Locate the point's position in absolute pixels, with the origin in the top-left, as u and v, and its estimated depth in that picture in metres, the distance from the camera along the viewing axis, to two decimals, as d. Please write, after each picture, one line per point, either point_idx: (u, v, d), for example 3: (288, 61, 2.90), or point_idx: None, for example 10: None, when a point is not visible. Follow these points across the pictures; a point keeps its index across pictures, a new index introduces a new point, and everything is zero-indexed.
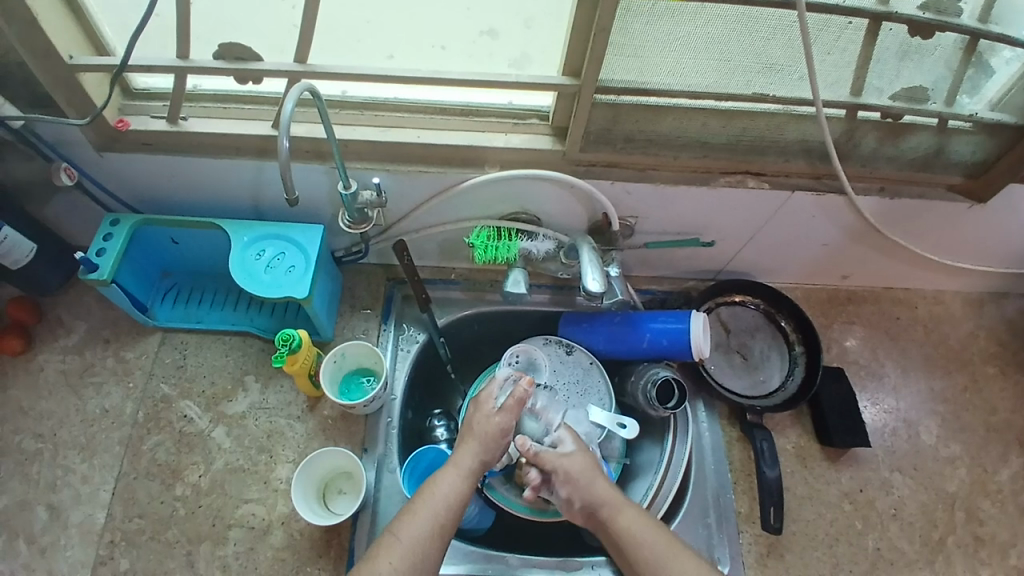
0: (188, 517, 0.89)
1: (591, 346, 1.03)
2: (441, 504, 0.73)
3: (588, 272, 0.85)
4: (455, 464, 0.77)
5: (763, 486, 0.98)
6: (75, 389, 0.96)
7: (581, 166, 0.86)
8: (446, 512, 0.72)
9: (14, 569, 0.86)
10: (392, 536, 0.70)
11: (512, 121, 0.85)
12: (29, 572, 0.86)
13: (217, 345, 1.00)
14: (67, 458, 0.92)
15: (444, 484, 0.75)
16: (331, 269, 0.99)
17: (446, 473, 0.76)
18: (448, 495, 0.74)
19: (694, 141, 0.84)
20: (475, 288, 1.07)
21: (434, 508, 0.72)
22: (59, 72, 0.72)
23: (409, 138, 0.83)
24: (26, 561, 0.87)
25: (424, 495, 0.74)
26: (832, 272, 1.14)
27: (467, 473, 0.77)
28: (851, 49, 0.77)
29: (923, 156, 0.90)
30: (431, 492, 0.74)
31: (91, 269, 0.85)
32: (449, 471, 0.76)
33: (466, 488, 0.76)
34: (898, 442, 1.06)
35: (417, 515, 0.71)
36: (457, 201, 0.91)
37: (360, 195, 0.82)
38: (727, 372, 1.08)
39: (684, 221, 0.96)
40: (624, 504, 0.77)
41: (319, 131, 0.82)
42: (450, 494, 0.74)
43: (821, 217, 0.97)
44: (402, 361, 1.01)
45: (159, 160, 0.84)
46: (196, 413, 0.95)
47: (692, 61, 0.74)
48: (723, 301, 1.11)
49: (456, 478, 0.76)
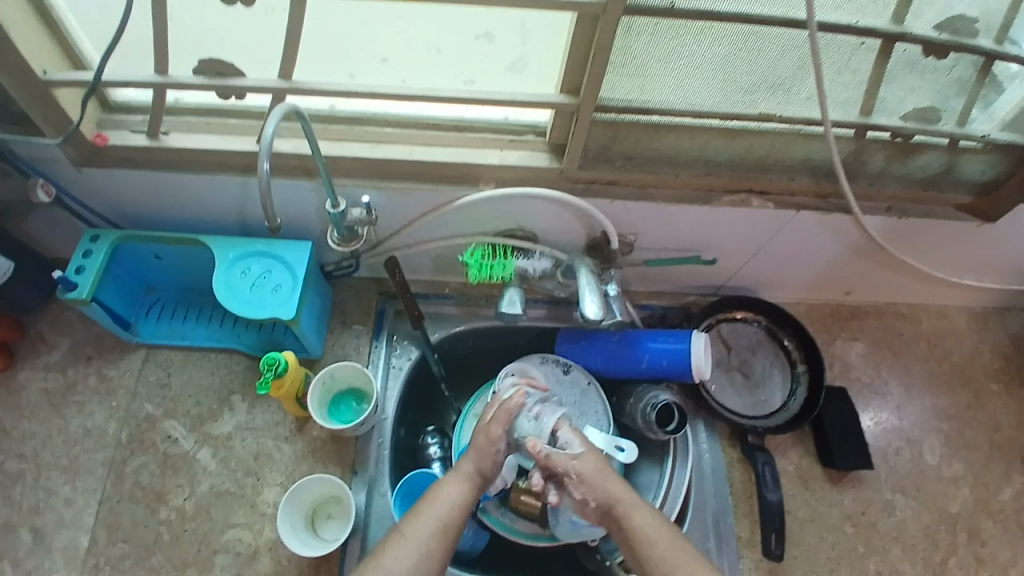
0: (173, 542, 0.86)
1: (589, 365, 1.00)
2: (447, 509, 0.71)
3: (586, 295, 0.82)
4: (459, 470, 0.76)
5: (765, 509, 0.96)
6: (58, 409, 0.93)
7: (580, 183, 0.83)
8: (449, 515, 0.71)
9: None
10: (396, 535, 0.69)
11: (508, 137, 0.82)
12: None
13: (203, 362, 0.97)
14: (50, 481, 0.89)
15: (449, 491, 0.73)
16: (320, 284, 0.96)
17: (449, 479, 0.75)
18: (451, 502, 0.72)
19: (697, 159, 0.81)
20: (469, 303, 1.04)
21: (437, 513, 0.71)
22: (35, 91, 0.69)
23: (401, 154, 0.80)
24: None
25: (428, 502, 0.72)
26: (836, 287, 1.11)
27: (470, 481, 0.75)
28: (860, 71, 0.74)
29: (932, 174, 0.87)
30: (434, 498, 0.72)
31: (69, 288, 0.82)
32: (452, 479, 0.75)
33: (469, 496, 0.74)
34: (901, 462, 1.04)
35: (423, 517, 0.70)
36: (450, 217, 0.88)
37: (350, 212, 0.79)
38: (728, 391, 1.05)
39: (685, 238, 0.93)
40: (637, 502, 0.74)
41: (304, 147, 0.79)
42: (452, 502, 0.72)
43: (826, 235, 0.94)
44: (394, 379, 0.99)
45: (140, 176, 0.81)
46: (182, 433, 0.92)
47: (697, 80, 0.71)
48: (724, 317, 1.09)
49: (460, 484, 0.74)
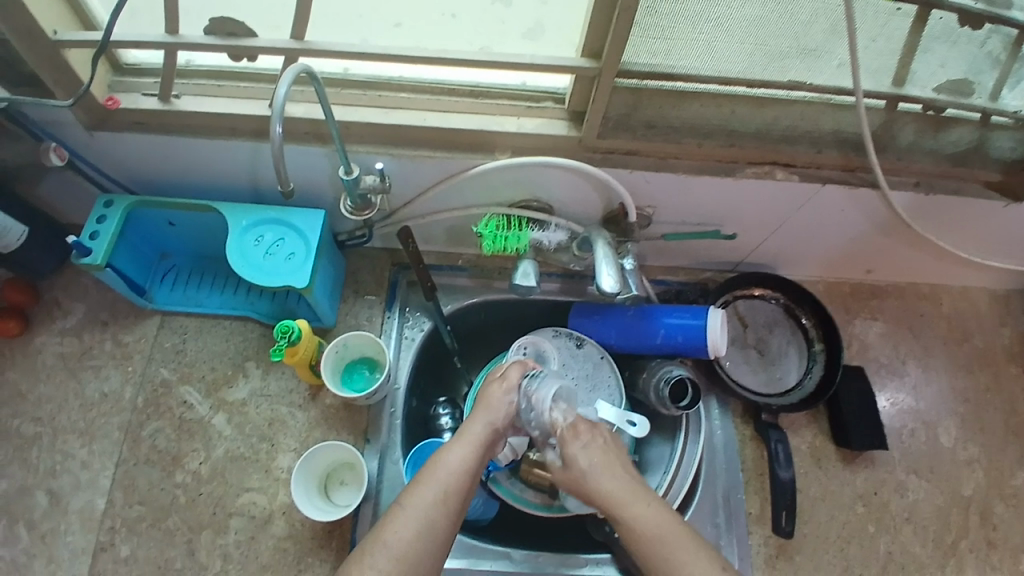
0: (188, 504, 0.88)
1: (602, 340, 0.99)
2: (449, 477, 0.66)
3: (603, 268, 0.81)
4: (465, 437, 0.72)
5: (776, 487, 0.95)
6: (75, 373, 0.95)
7: (598, 153, 0.81)
8: (452, 485, 0.66)
9: (17, 553, 0.86)
10: (398, 507, 0.64)
11: (525, 104, 0.79)
12: (32, 557, 0.86)
13: (217, 329, 0.97)
14: (67, 443, 0.91)
15: (454, 458, 0.69)
16: (333, 253, 0.95)
17: (454, 447, 0.70)
18: (458, 469, 0.68)
19: (721, 129, 0.78)
20: (482, 275, 1.03)
21: (443, 482, 0.66)
22: (43, 51, 0.67)
23: (415, 121, 0.78)
24: (29, 546, 0.86)
25: (431, 469, 0.67)
26: (858, 265, 1.08)
27: (479, 445, 0.71)
28: (896, 36, 0.71)
29: (965, 149, 0.84)
30: (439, 466, 0.68)
31: (84, 253, 0.82)
32: (458, 444, 0.71)
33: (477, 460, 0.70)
34: (916, 444, 1.03)
35: (425, 488, 0.65)
36: (464, 187, 0.86)
37: (362, 180, 0.78)
38: (743, 369, 1.04)
39: (705, 211, 0.91)
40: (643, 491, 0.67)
41: (316, 113, 0.77)
42: (458, 466, 0.68)
43: (851, 210, 0.91)
44: (407, 349, 0.98)
45: (151, 140, 0.80)
46: (197, 399, 0.93)
47: (725, 44, 0.68)
48: (741, 294, 1.07)
49: (466, 450, 0.70)
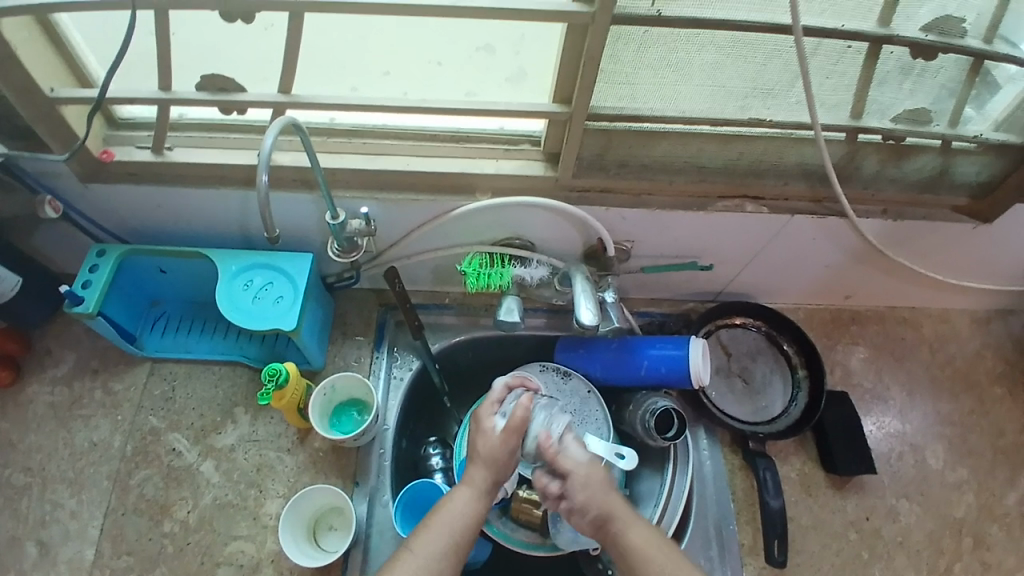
0: (176, 554, 0.87)
1: (588, 373, 1.00)
2: (457, 526, 0.71)
3: (582, 301, 0.83)
4: (470, 481, 0.75)
5: (767, 515, 0.95)
6: (65, 422, 0.94)
7: (575, 192, 0.84)
8: (459, 535, 0.70)
9: None
10: (404, 553, 0.68)
11: (504, 147, 0.83)
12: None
13: (206, 375, 0.98)
14: (56, 494, 0.90)
15: (459, 503, 0.73)
16: (321, 296, 0.97)
17: (461, 491, 0.74)
18: (460, 513, 0.72)
19: (690, 166, 0.82)
20: (469, 313, 1.05)
21: (448, 529, 0.70)
22: (41, 108, 0.71)
23: (398, 165, 0.81)
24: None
25: (439, 512, 0.72)
26: (836, 292, 1.11)
27: (482, 488, 0.75)
28: (850, 74, 0.76)
29: (928, 176, 0.88)
30: (446, 511, 0.72)
31: (76, 302, 0.83)
32: (462, 489, 0.75)
33: (480, 503, 0.74)
34: (904, 468, 1.03)
35: (430, 537, 0.69)
36: (448, 228, 0.89)
37: (349, 224, 0.81)
38: (729, 399, 1.05)
39: (681, 245, 0.94)
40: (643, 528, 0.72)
41: (303, 160, 0.81)
42: (461, 511, 0.72)
43: (822, 239, 0.95)
44: (395, 389, 0.99)
45: (144, 191, 0.83)
46: (186, 445, 0.93)
47: (687, 88, 0.72)
48: (723, 323, 1.09)
49: (468, 493, 0.74)
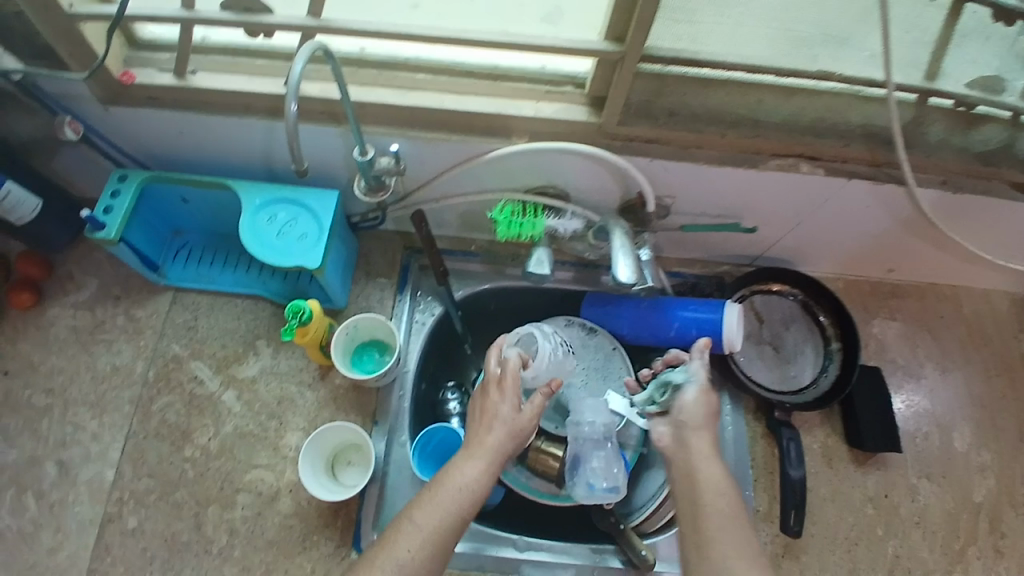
0: (197, 479, 0.89)
1: (614, 331, 0.98)
2: (455, 495, 0.66)
3: (619, 258, 0.79)
4: (479, 450, 0.70)
5: (786, 486, 0.94)
6: (88, 345, 0.95)
7: (618, 140, 0.78)
8: (459, 505, 0.65)
9: (22, 523, 0.86)
10: (410, 519, 0.64)
11: (544, 87, 0.77)
12: (38, 527, 0.86)
13: (229, 307, 0.98)
14: (77, 416, 0.92)
15: (464, 474, 0.68)
16: (345, 234, 0.94)
17: (466, 459, 0.69)
18: (464, 487, 0.67)
19: (745, 119, 0.76)
20: (494, 261, 1.03)
21: (453, 502, 0.66)
22: (62, 25, 0.67)
23: (432, 102, 0.76)
24: (35, 517, 0.87)
25: (443, 483, 0.67)
26: (878, 263, 1.06)
27: (490, 459, 0.69)
28: (929, 30, 0.71)
29: (996, 147, 0.81)
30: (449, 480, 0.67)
31: (98, 227, 0.82)
32: (471, 458, 0.69)
33: (488, 475, 0.68)
34: (929, 447, 1.01)
35: (434, 504, 0.65)
36: (479, 172, 0.85)
37: (378, 161, 0.77)
38: (757, 365, 1.03)
39: (724, 204, 0.89)
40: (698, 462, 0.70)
41: (332, 91, 0.76)
42: (467, 483, 0.67)
43: (874, 208, 0.89)
44: (417, 334, 0.99)
45: (167, 116, 0.79)
46: (208, 375, 0.94)
47: (753, 28, 0.68)
48: (759, 289, 1.05)
49: (476, 462, 0.69)
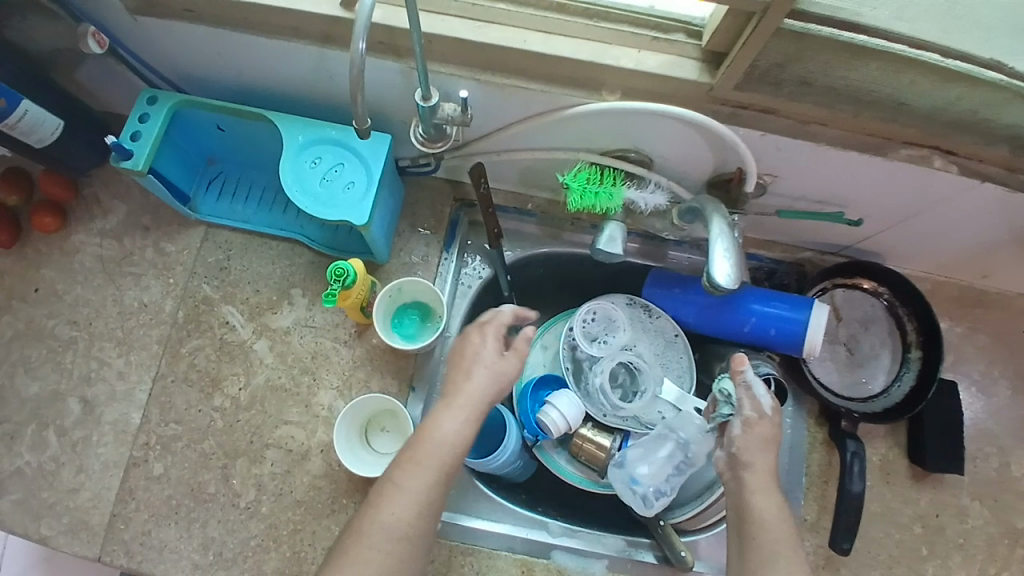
0: (225, 429, 0.85)
1: (679, 317, 0.89)
2: (438, 452, 0.64)
3: (718, 246, 0.68)
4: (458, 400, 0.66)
5: (844, 500, 0.86)
6: (114, 278, 0.89)
7: (728, 106, 0.66)
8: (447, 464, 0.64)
9: (44, 459, 0.84)
10: (393, 486, 0.63)
11: (652, 33, 0.64)
12: (59, 465, 0.84)
13: (263, 250, 0.90)
14: (102, 351, 0.87)
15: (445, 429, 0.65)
16: (393, 182, 0.84)
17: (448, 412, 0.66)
18: (449, 442, 0.64)
19: (887, 99, 0.63)
20: (553, 224, 0.92)
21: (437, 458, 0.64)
22: None
23: (514, 42, 0.64)
24: (56, 454, 0.84)
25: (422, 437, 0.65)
26: (970, 268, 0.94)
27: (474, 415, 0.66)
28: None
29: None
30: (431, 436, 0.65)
31: (124, 156, 0.73)
32: (452, 409, 0.66)
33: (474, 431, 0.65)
34: (985, 470, 0.92)
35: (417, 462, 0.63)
36: (554, 129, 0.73)
37: (441, 107, 0.66)
38: (826, 365, 0.94)
39: (832, 190, 0.76)
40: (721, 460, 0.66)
41: (398, 18, 0.64)
42: (449, 439, 0.64)
43: (994, 214, 0.76)
44: (461, 296, 0.91)
45: (206, 33, 0.68)
46: (239, 321, 0.88)
47: None
48: (840, 283, 0.95)
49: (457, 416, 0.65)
